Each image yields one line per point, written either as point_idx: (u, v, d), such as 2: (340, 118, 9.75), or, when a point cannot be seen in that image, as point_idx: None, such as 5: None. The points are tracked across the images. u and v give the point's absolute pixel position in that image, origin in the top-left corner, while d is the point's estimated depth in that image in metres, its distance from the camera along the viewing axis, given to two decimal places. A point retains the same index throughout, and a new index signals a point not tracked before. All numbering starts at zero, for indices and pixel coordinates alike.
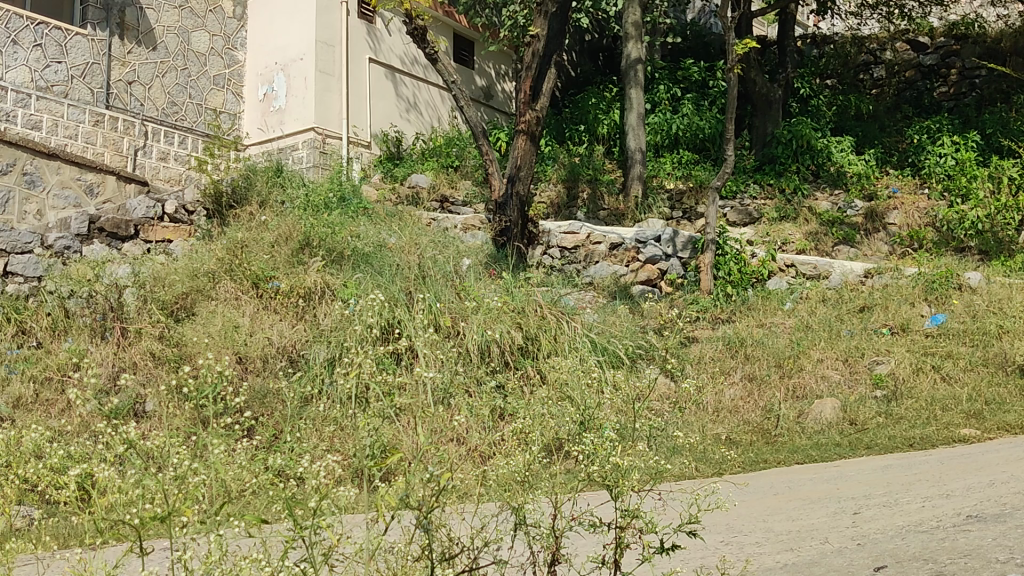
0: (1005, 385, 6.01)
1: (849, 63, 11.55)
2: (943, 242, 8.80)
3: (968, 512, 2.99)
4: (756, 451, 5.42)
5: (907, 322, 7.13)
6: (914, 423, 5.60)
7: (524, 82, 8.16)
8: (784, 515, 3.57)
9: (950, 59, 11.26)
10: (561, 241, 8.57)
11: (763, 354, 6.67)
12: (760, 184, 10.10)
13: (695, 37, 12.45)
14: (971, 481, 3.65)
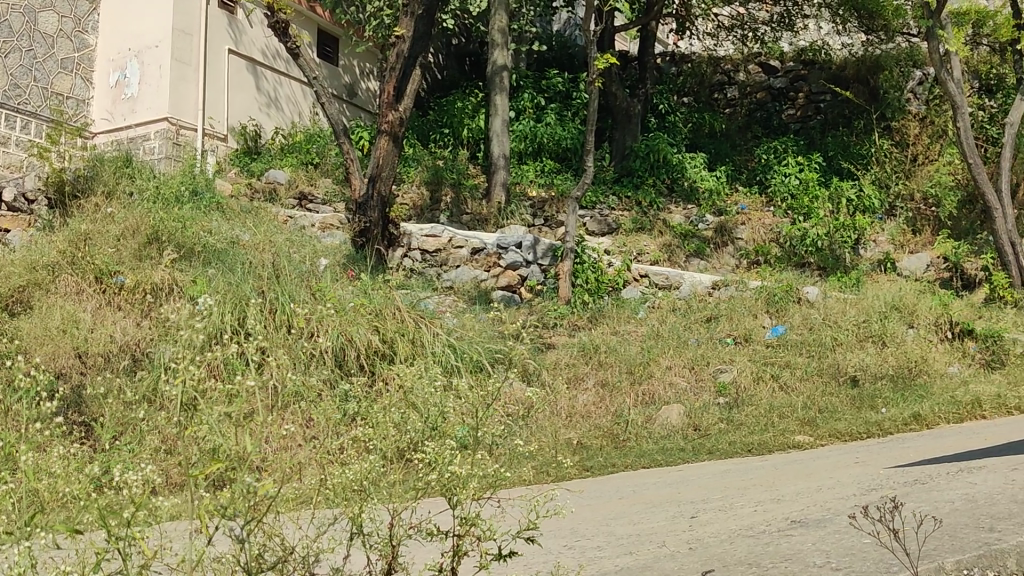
0: (837, 395, 6.34)
1: (704, 83, 12.02)
2: (785, 257, 9.21)
3: (793, 517, 3.11)
4: (604, 455, 5.51)
5: (750, 332, 7.43)
6: (753, 430, 5.82)
7: (389, 82, 8.10)
8: (625, 519, 3.64)
9: (798, 84, 11.66)
10: (422, 244, 8.55)
11: (615, 361, 6.82)
12: (619, 196, 10.31)
13: (559, 48, 12.63)
14: (802, 486, 3.82)
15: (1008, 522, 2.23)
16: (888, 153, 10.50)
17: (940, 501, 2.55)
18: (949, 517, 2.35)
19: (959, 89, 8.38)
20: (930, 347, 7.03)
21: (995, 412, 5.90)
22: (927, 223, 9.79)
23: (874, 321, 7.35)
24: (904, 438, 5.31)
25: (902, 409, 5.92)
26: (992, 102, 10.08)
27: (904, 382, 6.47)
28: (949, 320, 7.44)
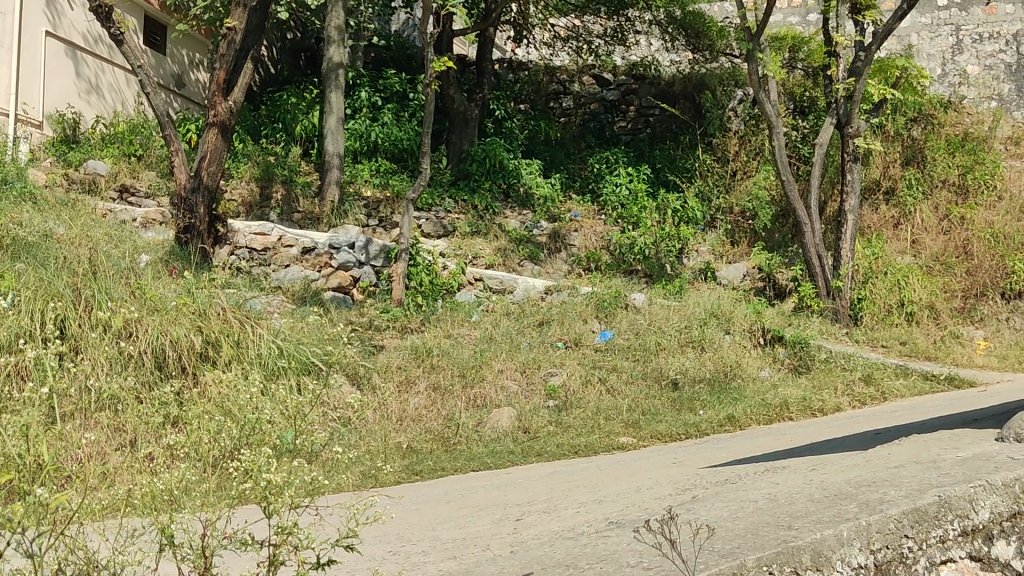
0: (660, 397, 6.58)
1: (541, 91, 12.13)
2: (614, 264, 9.48)
3: (612, 517, 3.12)
4: (434, 459, 5.49)
5: (579, 337, 7.60)
6: (580, 432, 5.96)
7: (218, 73, 7.81)
8: (451, 523, 3.63)
9: (628, 97, 12.00)
10: (250, 243, 8.30)
11: (448, 364, 6.82)
12: (454, 199, 10.33)
13: (398, 47, 12.44)
14: (623, 487, 3.93)
15: (806, 519, 2.25)
16: (710, 167, 11.01)
17: (745, 501, 2.64)
18: (752, 517, 2.39)
19: (774, 110, 8.84)
20: (744, 353, 7.40)
21: (800, 413, 6.27)
22: (744, 235, 10.33)
23: (695, 327, 7.68)
24: (720, 439, 5.57)
25: (719, 411, 6.22)
26: (804, 123, 10.71)
27: (721, 385, 6.80)
28: (762, 328, 7.85)
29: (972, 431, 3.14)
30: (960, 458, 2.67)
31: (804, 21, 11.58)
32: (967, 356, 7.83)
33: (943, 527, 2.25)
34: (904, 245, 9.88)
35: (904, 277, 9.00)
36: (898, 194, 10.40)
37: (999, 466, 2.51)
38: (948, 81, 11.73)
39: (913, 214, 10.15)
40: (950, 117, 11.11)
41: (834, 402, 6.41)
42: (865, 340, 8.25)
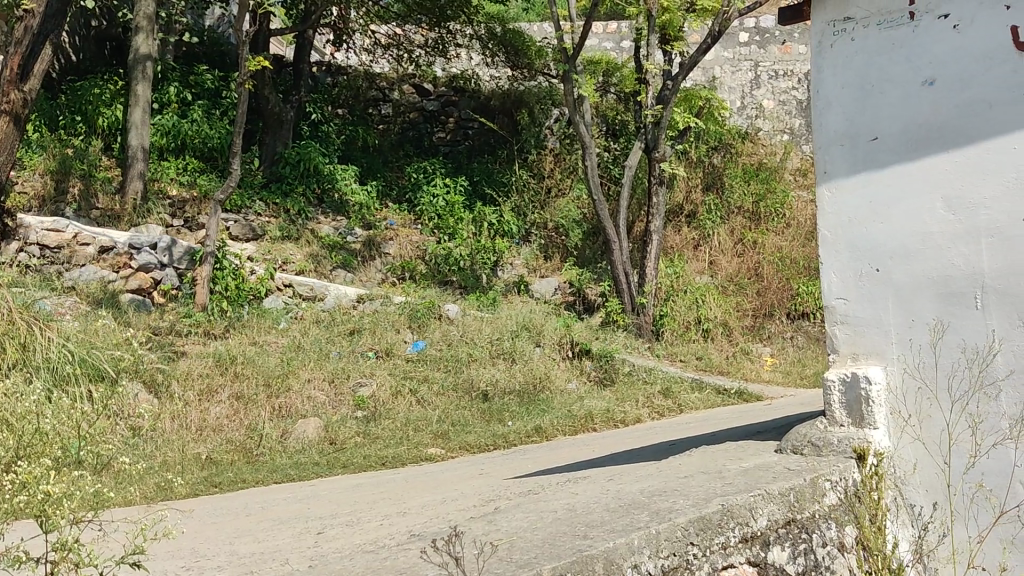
0: (469, 408, 6.63)
1: (359, 97, 11.74)
2: (430, 274, 9.48)
3: (414, 530, 3.10)
4: (234, 471, 5.30)
5: (391, 347, 7.54)
6: (388, 443, 5.91)
7: (10, 58, 7.20)
8: (249, 537, 3.52)
9: (448, 108, 12.03)
10: (42, 239, 7.85)
11: (252, 373, 6.61)
12: (265, 202, 10.01)
13: (211, 43, 12.00)
14: (427, 499, 3.92)
15: (600, 528, 2.32)
16: (526, 183, 11.18)
17: (544, 511, 2.70)
18: (550, 528, 2.44)
19: (588, 131, 9.07)
20: (553, 365, 7.59)
21: (604, 425, 6.47)
22: (557, 250, 10.62)
23: (505, 339, 7.80)
24: (527, 449, 5.68)
25: (526, 422, 6.33)
26: (616, 145, 11.12)
27: (529, 398, 6.93)
28: (570, 341, 8.06)
29: (755, 443, 3.34)
30: (743, 468, 2.84)
31: (618, 47, 11.99)
32: (756, 371, 8.34)
33: (726, 533, 2.38)
34: (702, 265, 10.41)
35: (702, 296, 9.47)
36: (698, 218, 10.97)
37: (778, 476, 2.69)
38: (747, 113, 12.40)
39: (712, 237, 10.71)
40: (746, 147, 11.90)
41: (634, 414, 6.67)
42: (665, 355, 8.63)
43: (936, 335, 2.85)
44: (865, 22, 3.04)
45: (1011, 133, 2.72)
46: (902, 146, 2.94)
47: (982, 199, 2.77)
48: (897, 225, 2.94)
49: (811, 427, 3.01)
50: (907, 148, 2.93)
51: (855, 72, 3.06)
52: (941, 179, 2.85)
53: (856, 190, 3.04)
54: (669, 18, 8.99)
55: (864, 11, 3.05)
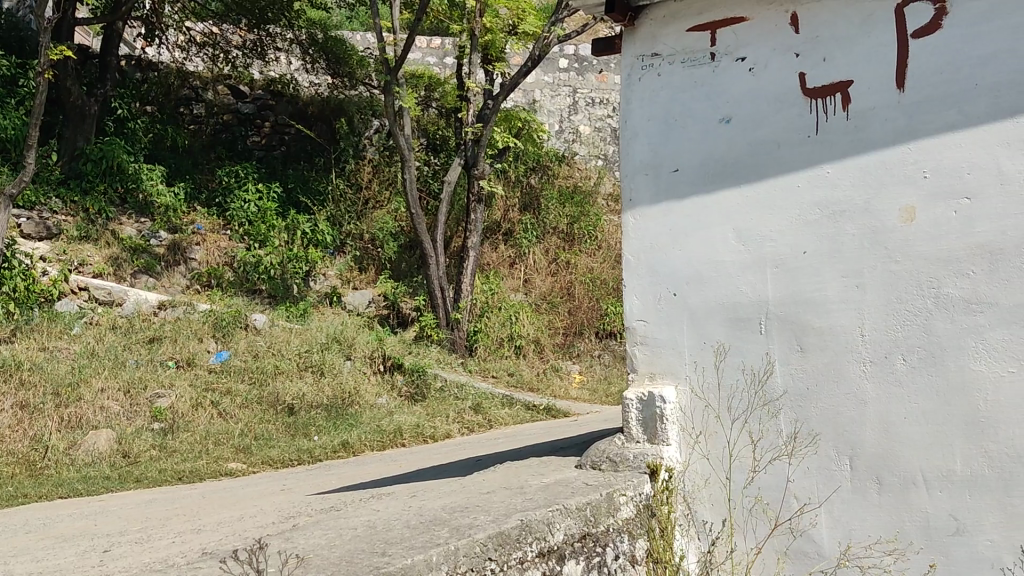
0: (273, 422, 6.46)
1: (170, 95, 11.06)
2: (237, 282, 9.24)
3: (207, 548, 2.99)
4: (15, 485, 4.96)
5: (192, 356, 7.24)
6: (186, 457, 5.66)
7: None
8: (27, 556, 3.29)
9: (264, 113, 11.51)
10: None
11: (40, 381, 6.23)
12: (63, 199, 9.44)
13: (8, 27, 11.17)
14: (224, 515, 3.79)
15: (399, 545, 2.30)
16: (344, 193, 10.97)
17: (344, 528, 2.66)
18: (348, 545, 2.41)
19: (408, 143, 9.01)
20: (363, 379, 7.50)
21: (412, 440, 6.43)
22: (371, 262, 10.54)
23: (315, 352, 7.65)
24: (332, 465, 5.59)
25: (333, 437, 6.22)
26: (436, 160, 11.12)
27: (337, 412, 6.81)
28: (382, 355, 7.99)
29: (557, 459, 3.43)
30: (543, 483, 2.90)
31: (440, 63, 12.07)
32: (563, 388, 8.54)
33: (524, 548, 2.41)
34: (517, 283, 10.60)
35: (516, 313, 9.63)
36: (515, 236, 11.14)
37: (575, 491, 2.76)
38: (564, 137, 12.65)
39: (527, 256, 10.91)
40: (564, 170, 12.18)
41: (444, 429, 6.67)
42: (477, 369, 8.73)
43: (722, 357, 3.01)
44: (670, 59, 3.20)
45: (795, 172, 2.94)
46: (700, 178, 3.11)
47: (769, 232, 2.96)
48: (694, 252, 3.10)
49: (609, 443, 3.11)
50: (705, 180, 3.10)
51: (660, 105, 3.21)
52: (733, 211, 3.03)
53: (657, 217, 3.18)
54: (491, 39, 9.10)
55: (670, 48, 3.21)
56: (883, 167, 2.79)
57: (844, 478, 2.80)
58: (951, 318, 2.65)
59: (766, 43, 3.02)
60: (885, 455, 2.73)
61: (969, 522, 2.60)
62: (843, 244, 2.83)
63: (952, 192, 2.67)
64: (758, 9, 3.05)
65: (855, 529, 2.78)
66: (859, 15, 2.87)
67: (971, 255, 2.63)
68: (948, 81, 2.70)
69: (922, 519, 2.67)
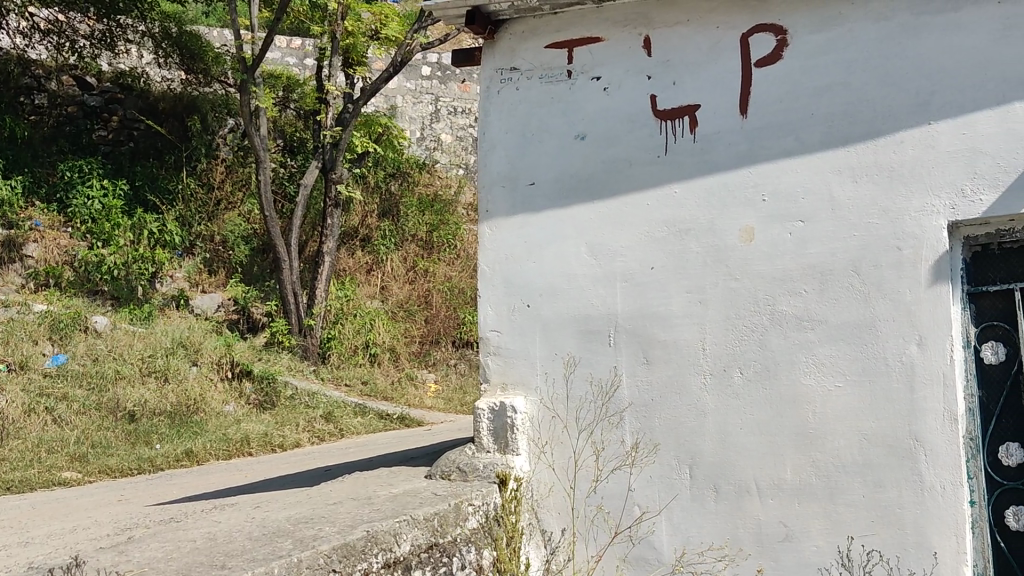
0: (113, 430, 6.20)
1: (9, 83, 10.09)
2: (78, 282, 8.85)
3: (35, 562, 2.83)
4: None
5: (26, 359, 6.85)
6: (15, 466, 5.33)
7: None
8: None
9: (112, 106, 10.68)
10: None
11: None
12: None
13: None
14: (56, 527, 3.60)
15: (240, 558, 2.24)
16: (194, 193, 10.47)
17: (182, 541, 2.57)
18: (186, 558, 2.34)
19: (263, 144, 8.80)
20: (209, 386, 7.30)
21: (260, 449, 6.27)
22: (222, 266, 10.27)
23: (159, 357, 7.37)
24: (174, 474, 5.41)
25: (176, 445, 6.01)
26: (292, 162, 10.88)
27: (180, 420, 6.59)
28: (230, 361, 7.77)
29: (406, 469, 3.42)
30: (392, 494, 2.89)
31: (300, 64, 11.81)
32: (418, 397, 8.51)
33: (369, 560, 2.38)
34: (373, 290, 10.48)
35: (371, 321, 9.54)
36: (372, 243, 10.93)
37: (423, 502, 2.75)
38: (426, 144, 12.45)
39: (384, 263, 10.79)
40: (423, 177, 11.97)
41: (293, 438, 6.52)
42: (330, 377, 8.61)
43: (571, 368, 3.07)
44: (529, 74, 3.25)
45: (645, 190, 3.03)
46: (554, 193, 3.17)
47: (619, 247, 3.05)
48: (547, 265, 3.14)
49: (460, 453, 3.12)
50: (559, 195, 3.16)
51: (518, 118, 3.24)
52: (586, 226, 3.11)
53: (513, 229, 3.20)
54: (353, 42, 9.01)
55: (528, 63, 3.25)
56: (726, 189, 2.92)
57: (684, 487, 2.89)
58: (786, 334, 2.79)
59: (620, 64, 3.11)
60: (722, 464, 2.84)
61: (797, 529, 2.73)
62: (687, 261, 2.95)
63: (788, 215, 2.82)
64: (613, 30, 3.14)
65: (692, 536, 2.87)
66: (707, 41, 3.00)
67: (804, 275, 2.78)
68: (787, 110, 2.86)
69: (754, 526, 2.79)
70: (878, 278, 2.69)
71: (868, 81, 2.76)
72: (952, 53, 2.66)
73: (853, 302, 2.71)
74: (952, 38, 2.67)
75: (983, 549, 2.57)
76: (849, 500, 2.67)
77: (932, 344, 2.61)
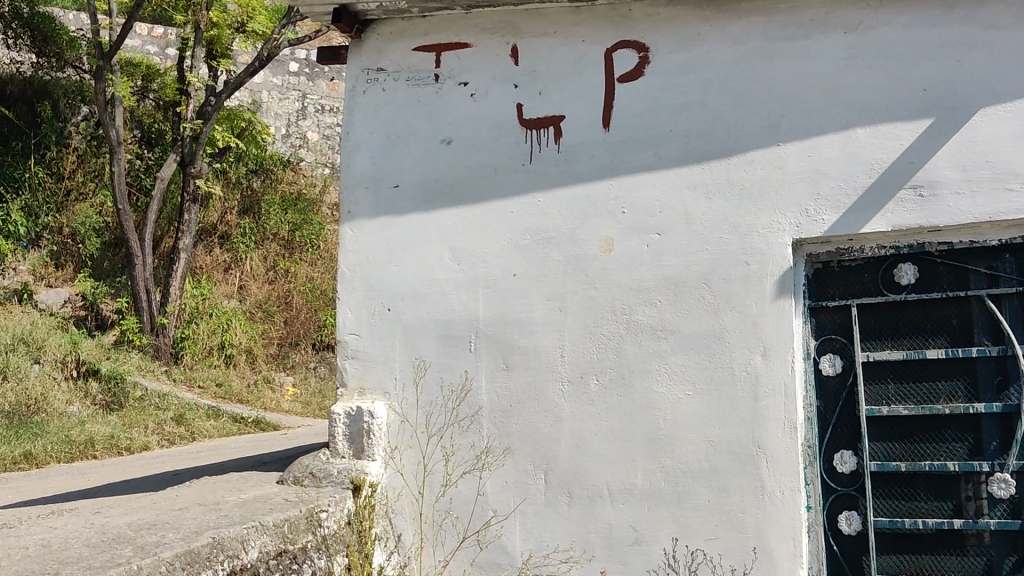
0: None
1: None
2: None
3: None
4: None
5: None
6: None
7: None
8: None
9: None
10: None
11: None
12: None
13: None
14: None
15: (75, 566, 2.14)
16: (41, 181, 9.81)
17: (13, 548, 2.43)
18: (16, 565, 2.21)
19: (118, 134, 8.40)
20: (52, 386, 7.00)
21: (105, 452, 6.02)
22: (70, 259, 9.75)
23: None
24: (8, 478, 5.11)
25: (13, 447, 5.69)
26: (150, 153, 10.47)
27: (18, 421, 6.24)
28: (76, 360, 7.45)
29: (258, 474, 3.34)
30: (240, 500, 2.81)
31: (161, 53, 11.32)
32: (275, 401, 8.31)
33: (214, 567, 2.31)
34: (230, 289, 10.19)
35: (227, 321, 9.29)
36: (231, 240, 10.59)
37: (273, 508, 2.69)
38: (290, 142, 11.81)
39: (244, 262, 10.49)
40: (287, 175, 11.48)
41: (142, 441, 6.23)
42: (182, 379, 8.35)
43: (421, 373, 3.07)
44: (395, 76, 3.23)
45: (509, 197, 3.06)
46: (418, 196, 3.16)
47: (481, 253, 3.06)
48: (408, 269, 3.13)
49: (314, 459, 3.06)
50: (423, 199, 3.15)
51: (383, 120, 3.22)
52: (449, 231, 3.11)
53: (375, 232, 3.18)
54: (217, 34, 8.75)
55: (395, 65, 3.24)
56: (587, 201, 2.97)
57: (538, 491, 2.93)
58: (640, 343, 2.87)
59: (488, 70, 3.14)
60: (575, 469, 2.89)
61: (645, 533, 2.80)
62: (549, 269, 2.99)
63: (645, 227, 2.89)
64: (481, 37, 3.16)
65: (544, 540, 2.90)
66: (573, 54, 3.06)
67: (658, 285, 2.86)
68: (647, 125, 2.94)
69: (604, 530, 2.84)
70: (728, 290, 2.79)
71: (722, 101, 2.87)
72: (801, 79, 2.79)
73: (703, 313, 2.81)
74: (801, 65, 2.80)
75: (817, 552, 2.68)
76: (695, 504, 2.76)
77: (775, 355, 2.73)
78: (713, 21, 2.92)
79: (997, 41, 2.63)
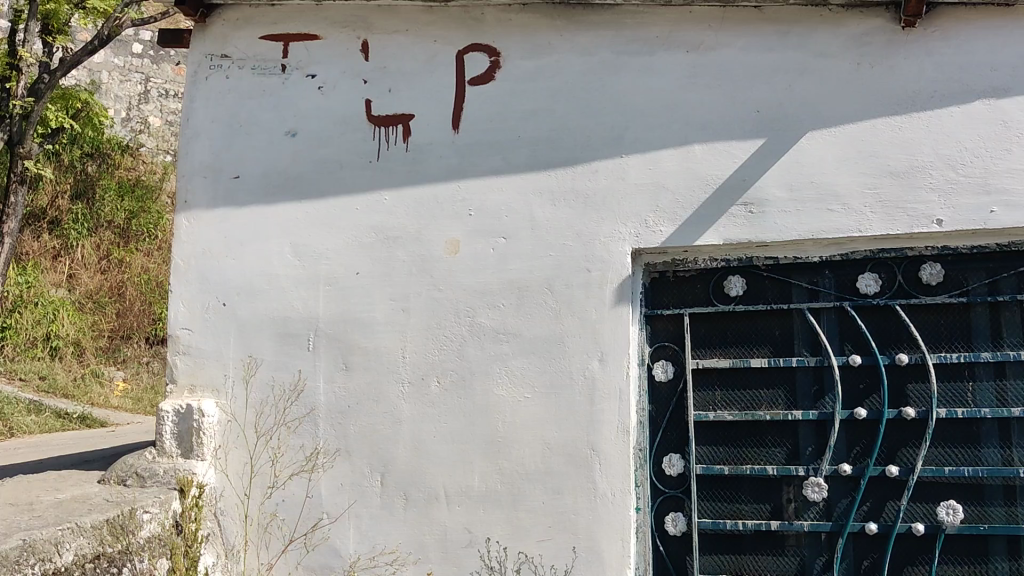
0: None
1: None
2: None
3: None
4: None
5: None
6: None
7: None
8: None
9: None
10: None
11: None
12: None
13: None
14: None
15: None
16: None
17: None
18: None
19: None
20: None
21: None
22: None
23: None
24: None
25: None
26: None
27: None
28: None
29: (78, 473, 3.18)
30: (57, 500, 2.67)
31: None
32: (103, 397, 7.92)
33: (23, 572, 2.19)
34: (59, 278, 9.60)
35: (54, 311, 8.94)
36: (62, 226, 9.88)
37: (92, 509, 2.57)
38: (130, 125, 11.29)
39: (75, 249, 9.84)
40: (126, 160, 10.94)
41: None
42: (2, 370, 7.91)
43: (249, 370, 3.01)
44: (241, 64, 3.16)
45: (355, 194, 3.02)
46: (259, 188, 3.09)
47: (324, 250, 3.02)
48: (247, 263, 3.06)
49: (138, 457, 2.96)
50: (264, 192, 3.08)
51: (226, 108, 3.14)
52: (292, 225, 3.05)
53: (214, 223, 3.10)
54: (54, 8, 8.30)
55: (241, 53, 3.17)
56: (434, 201, 2.97)
57: (374, 493, 2.90)
58: (481, 346, 2.88)
59: (337, 65, 3.10)
60: (412, 472, 2.88)
61: (479, 535, 2.81)
62: (393, 268, 2.97)
63: (491, 231, 2.92)
64: (332, 30, 3.12)
65: (377, 542, 2.87)
66: (424, 53, 3.06)
67: (501, 289, 2.89)
68: (496, 129, 2.97)
69: (439, 532, 2.84)
70: (568, 297, 2.84)
71: (570, 110, 2.92)
72: (645, 93, 2.88)
73: (545, 318, 2.85)
74: (646, 79, 2.89)
75: (644, 552, 2.75)
76: (529, 506, 2.79)
77: (611, 361, 2.79)
78: (564, 31, 2.98)
79: (826, 68, 2.78)
